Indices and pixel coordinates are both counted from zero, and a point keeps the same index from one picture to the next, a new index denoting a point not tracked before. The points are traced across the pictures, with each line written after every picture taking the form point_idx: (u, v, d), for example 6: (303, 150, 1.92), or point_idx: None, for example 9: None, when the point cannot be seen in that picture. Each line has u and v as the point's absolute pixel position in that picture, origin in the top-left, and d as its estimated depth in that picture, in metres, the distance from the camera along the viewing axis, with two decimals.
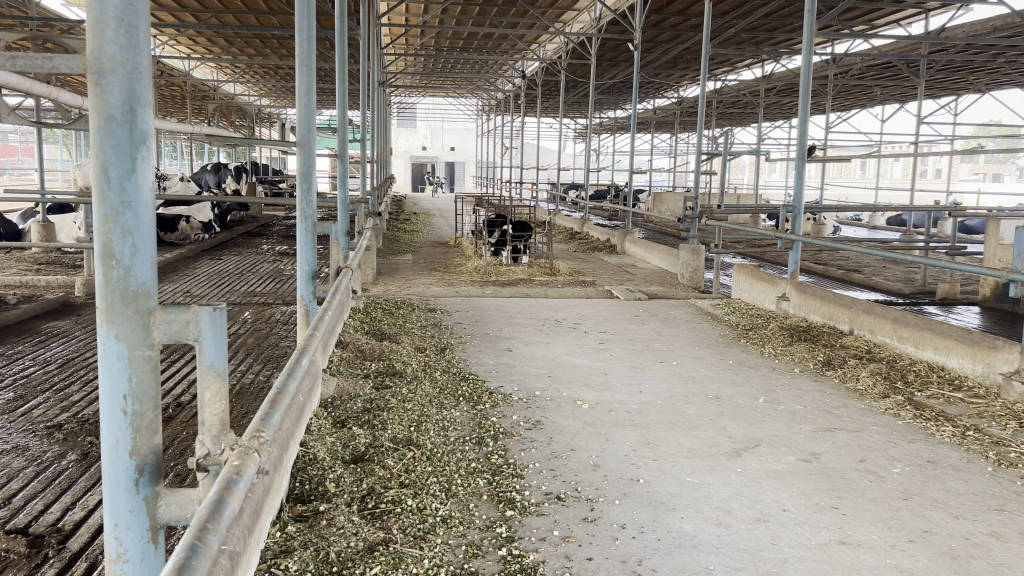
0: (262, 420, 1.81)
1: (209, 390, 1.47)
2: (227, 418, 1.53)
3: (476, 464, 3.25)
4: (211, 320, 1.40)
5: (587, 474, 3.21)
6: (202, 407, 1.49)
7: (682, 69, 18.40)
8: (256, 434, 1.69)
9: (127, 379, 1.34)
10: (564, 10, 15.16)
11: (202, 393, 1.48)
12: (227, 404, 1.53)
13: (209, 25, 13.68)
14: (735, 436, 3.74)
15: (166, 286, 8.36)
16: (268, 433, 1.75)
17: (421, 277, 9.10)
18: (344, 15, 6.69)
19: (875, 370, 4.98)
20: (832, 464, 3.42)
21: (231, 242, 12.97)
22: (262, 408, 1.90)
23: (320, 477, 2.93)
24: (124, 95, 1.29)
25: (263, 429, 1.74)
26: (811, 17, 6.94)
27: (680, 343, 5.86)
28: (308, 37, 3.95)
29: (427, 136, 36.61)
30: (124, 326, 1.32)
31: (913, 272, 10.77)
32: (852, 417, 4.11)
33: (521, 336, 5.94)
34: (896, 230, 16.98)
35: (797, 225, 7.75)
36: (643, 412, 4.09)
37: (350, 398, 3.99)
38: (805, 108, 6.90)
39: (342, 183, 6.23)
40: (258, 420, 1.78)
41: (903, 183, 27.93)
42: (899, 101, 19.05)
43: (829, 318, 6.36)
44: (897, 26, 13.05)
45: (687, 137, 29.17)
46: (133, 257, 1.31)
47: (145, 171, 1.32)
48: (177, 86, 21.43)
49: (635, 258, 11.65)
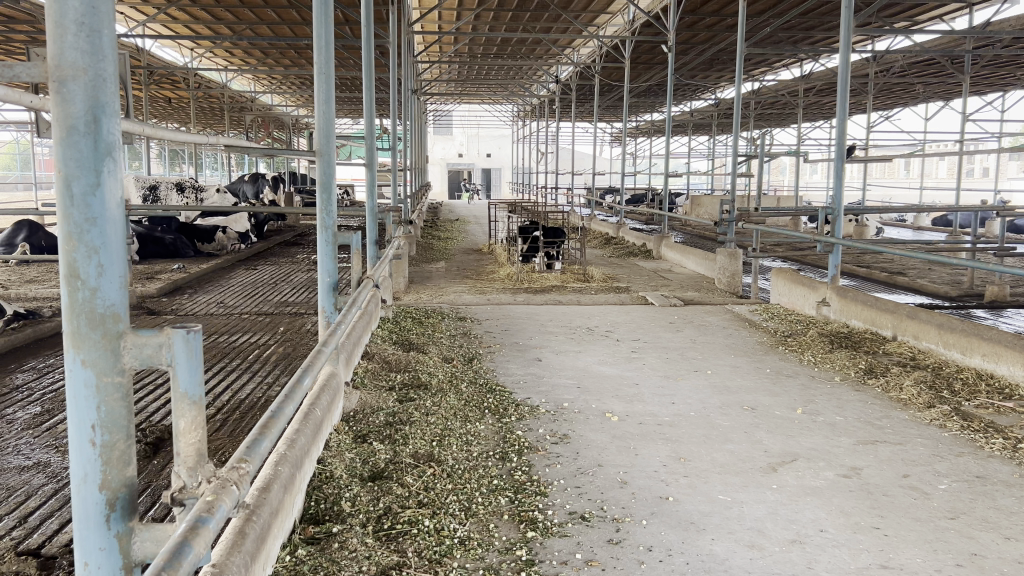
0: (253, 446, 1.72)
1: (184, 418, 1.44)
2: (206, 449, 1.50)
3: (498, 481, 3.14)
4: (183, 344, 1.36)
5: (614, 491, 3.08)
6: (177, 436, 1.45)
7: (718, 71, 18.21)
8: (242, 463, 1.62)
9: (96, 408, 1.31)
10: (597, 14, 15.01)
11: (177, 421, 1.45)
12: (206, 434, 1.49)
13: (243, 36, 13.81)
14: (771, 450, 3.58)
15: (201, 296, 8.38)
16: (258, 462, 1.67)
17: (453, 285, 9.02)
18: (371, 24, 6.63)
19: (920, 378, 4.76)
20: (874, 479, 3.24)
21: (267, 252, 13.05)
22: (253, 433, 1.80)
23: (335, 496, 2.84)
24: (86, 104, 1.23)
25: (251, 455, 1.66)
26: (849, 12, 6.69)
27: (716, 351, 5.71)
28: (327, 43, 3.87)
29: (463, 143, 36.77)
30: (91, 352, 1.29)
31: (960, 274, 10.44)
32: (896, 429, 3.92)
33: (551, 345, 5.82)
34: (943, 231, 16.54)
35: (838, 228, 7.50)
36: (674, 424, 3.94)
37: (373, 411, 3.90)
38: (844, 106, 6.65)
39: (370, 192, 6.13)
40: (248, 443, 1.69)
41: (948, 183, 27.34)
42: (944, 97, 18.62)
43: (871, 324, 6.14)
44: (940, 21, 12.69)
45: (725, 139, 28.86)
46: (100, 277, 1.27)
47: (112, 186, 1.27)
48: (216, 98, 21.76)
49: (672, 263, 11.46)
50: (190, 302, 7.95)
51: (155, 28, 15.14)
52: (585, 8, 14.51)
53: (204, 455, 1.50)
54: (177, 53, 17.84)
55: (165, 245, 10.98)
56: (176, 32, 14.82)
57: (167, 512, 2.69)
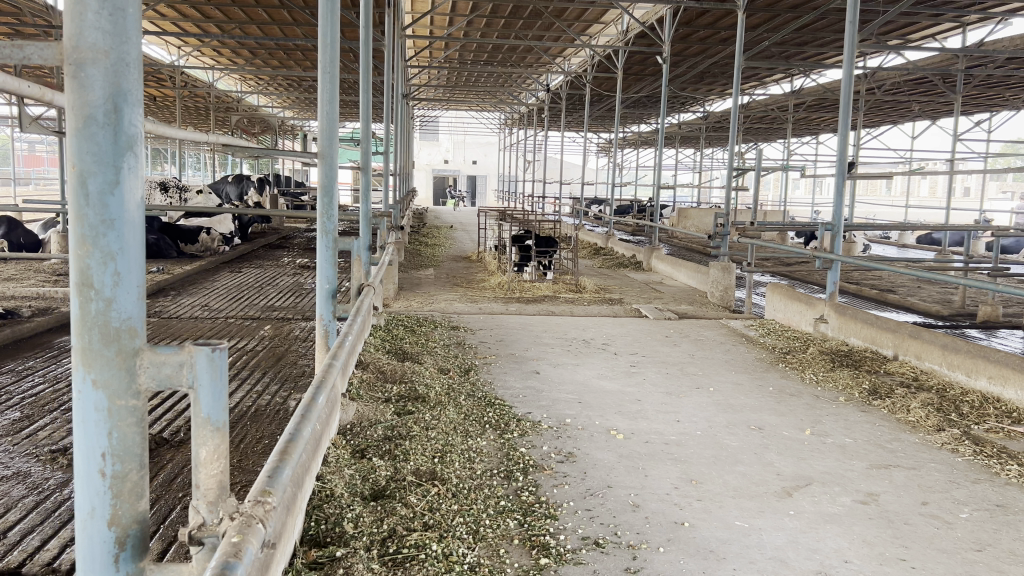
0: (271, 477, 1.60)
1: (205, 447, 1.30)
2: (227, 481, 1.36)
3: (505, 503, 2.99)
4: (208, 363, 1.22)
5: (626, 515, 2.95)
6: (196, 467, 1.32)
7: (709, 84, 18.21)
8: (262, 498, 1.48)
9: (108, 435, 1.17)
10: (590, 23, 14.95)
11: (197, 450, 1.32)
12: (227, 465, 1.36)
13: (234, 35, 13.63)
14: (784, 473, 3.47)
15: (185, 299, 8.18)
16: (276, 494, 1.55)
17: (443, 293, 8.89)
18: (369, 27, 6.46)
19: (927, 400, 4.67)
20: (892, 506, 3.14)
21: (251, 254, 12.85)
22: (271, 462, 1.70)
23: (337, 516, 2.69)
24: (106, 90, 1.09)
25: (270, 490, 1.52)
26: (855, 25, 6.60)
27: (716, 366, 5.60)
28: (332, 41, 3.71)
29: (450, 149, 36.68)
30: (103, 370, 1.15)
31: (950, 293, 10.45)
32: (908, 453, 3.82)
33: (549, 357, 5.69)
34: (931, 251, 16.62)
35: (836, 244, 7.41)
36: (681, 444, 3.83)
37: (371, 425, 3.75)
38: (847, 119, 6.55)
39: (365, 197, 5.97)
40: (265, 477, 1.57)
41: (932, 201, 27.52)
42: (932, 116, 18.73)
43: (872, 342, 6.06)
44: (933, 40, 12.73)
45: (713, 152, 28.91)
46: (116, 287, 1.13)
47: (132, 184, 1.13)
48: (201, 97, 21.54)
49: (662, 275, 11.40)
50: (175, 304, 7.76)
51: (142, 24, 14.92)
52: (579, 18, 14.43)
53: (225, 488, 1.37)
54: (164, 51, 17.63)
55: (148, 245, 10.83)
56: (164, 28, 14.62)
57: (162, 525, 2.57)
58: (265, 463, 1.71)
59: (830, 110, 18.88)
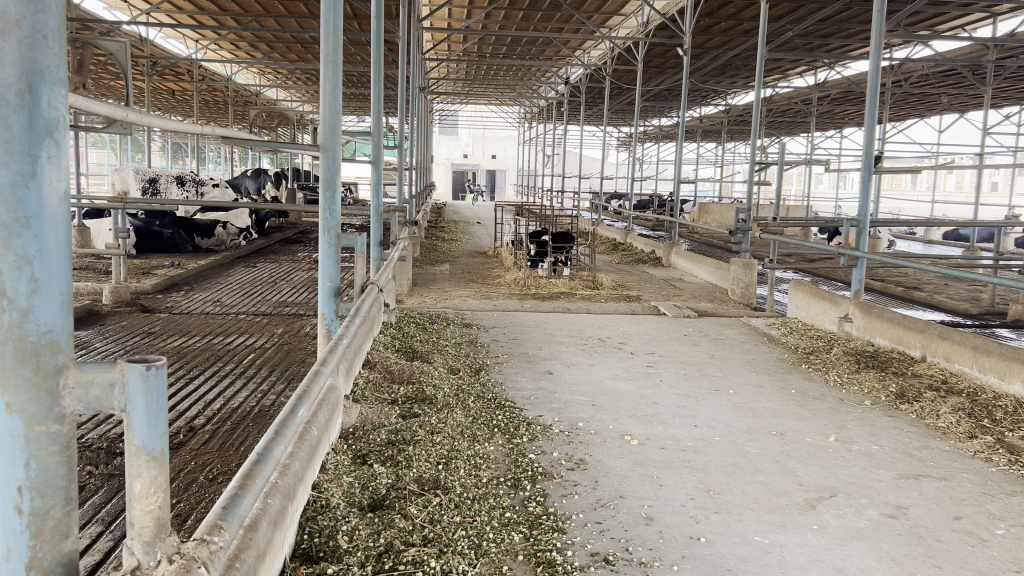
0: (225, 510, 1.47)
1: (139, 479, 1.29)
2: (165, 518, 1.34)
3: (511, 515, 2.84)
4: (142, 383, 1.22)
5: (639, 529, 2.78)
6: (131, 502, 1.29)
7: (732, 77, 17.98)
8: (211, 534, 1.42)
9: (25, 465, 1.14)
10: (610, 15, 14.72)
11: (132, 483, 1.30)
12: (166, 499, 1.33)
13: (250, 28, 13.57)
14: (807, 483, 3.29)
15: (198, 294, 8.09)
16: (230, 530, 1.42)
17: (457, 289, 8.75)
18: (381, 18, 6.29)
19: (958, 405, 4.46)
20: (923, 521, 2.95)
21: (267, 249, 12.77)
22: (231, 488, 1.56)
23: (331, 529, 2.55)
24: (19, 68, 1.08)
25: (223, 524, 1.44)
26: (881, 15, 6.35)
27: (735, 367, 5.42)
28: (335, 30, 3.55)
29: (469, 144, 36.60)
30: (19, 393, 1.13)
31: (979, 291, 10.18)
32: (938, 462, 3.63)
33: (562, 357, 5.52)
34: (958, 247, 16.29)
35: (862, 241, 7.14)
36: (699, 450, 3.65)
37: (374, 428, 3.61)
38: (874, 111, 6.29)
39: (376, 191, 5.81)
40: (220, 507, 1.45)
41: (961, 197, 27.02)
42: (960, 110, 18.33)
43: (899, 342, 5.85)
44: (963, 31, 12.43)
45: (735, 147, 28.60)
46: (33, 296, 1.11)
47: (50, 177, 1.12)
48: (220, 90, 21.52)
49: (682, 271, 11.20)
50: (186, 300, 7.68)
51: (159, 17, 14.92)
52: (598, 9, 14.22)
53: (164, 525, 1.33)
54: (182, 44, 17.64)
55: (164, 239, 10.73)
56: (181, 21, 14.61)
57: (115, 545, 2.53)
58: (225, 489, 1.57)
59: (856, 103, 18.56)
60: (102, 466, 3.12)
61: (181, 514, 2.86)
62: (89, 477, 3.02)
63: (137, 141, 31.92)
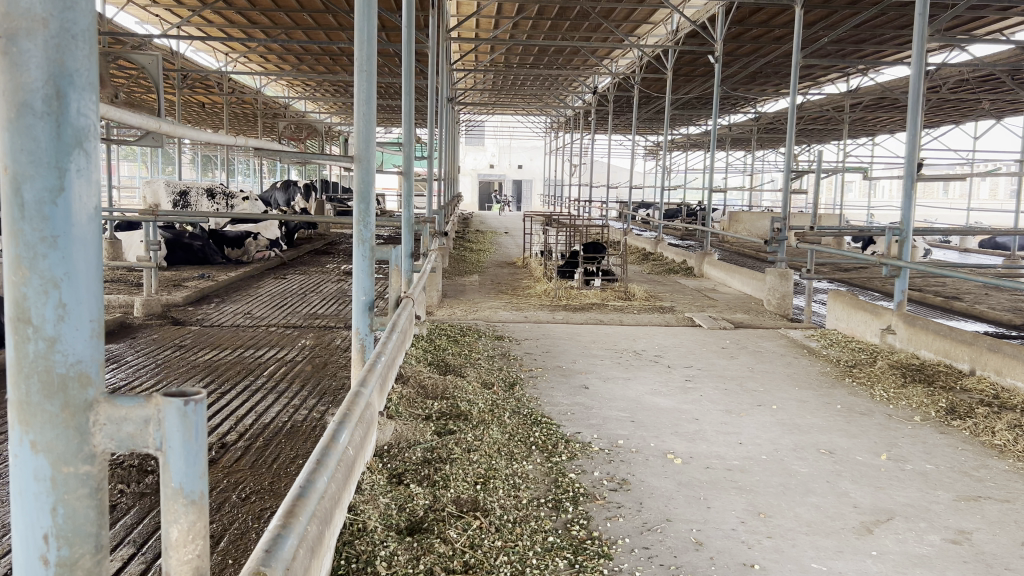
0: (268, 552, 1.37)
1: (175, 526, 1.20)
2: (204, 562, 1.26)
3: (553, 539, 2.72)
4: (180, 419, 1.13)
5: (688, 555, 2.66)
6: (167, 549, 1.22)
7: (763, 84, 17.80)
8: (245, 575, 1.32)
9: (53, 510, 1.08)
10: (639, 23, 14.60)
11: (167, 530, 1.21)
12: (205, 545, 1.26)
13: (280, 40, 13.64)
14: (862, 505, 3.15)
15: (228, 306, 8.07)
16: (275, 574, 1.32)
17: (487, 300, 8.67)
18: (412, 29, 6.21)
19: (1014, 421, 4.27)
20: (989, 548, 2.79)
21: (296, 261, 12.77)
22: (272, 528, 1.48)
23: (369, 554, 2.45)
24: (44, 69, 1.00)
25: (264, 565, 1.35)
26: (922, 19, 6.18)
27: (776, 381, 5.26)
28: (369, 39, 3.47)
29: (495, 153, 36.64)
30: (46, 430, 1.06)
31: (1021, 300, 9.90)
32: (998, 482, 3.46)
33: (597, 370, 5.40)
34: (996, 255, 15.93)
35: (903, 250, 6.94)
36: (746, 470, 3.51)
37: (409, 445, 3.51)
38: (916, 117, 6.12)
39: (406, 202, 5.73)
40: (262, 550, 1.37)
41: (996, 204, 26.52)
42: (997, 116, 18.00)
43: (946, 355, 5.65)
44: (1001, 35, 12.17)
45: (764, 155, 28.32)
46: (59, 323, 1.05)
47: (80, 193, 1.04)
48: (249, 102, 21.70)
49: (714, 280, 11.04)
50: (216, 312, 7.66)
51: (189, 30, 15.04)
52: (627, 18, 14.15)
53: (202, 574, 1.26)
54: (212, 58, 17.79)
55: (194, 251, 10.77)
56: (211, 34, 14.74)
57: (148, 567, 2.45)
58: (265, 528, 1.49)
59: (889, 110, 18.29)
60: (134, 484, 3.05)
61: (214, 535, 2.78)
62: (121, 496, 2.95)
63: (168, 152, 32.33)
